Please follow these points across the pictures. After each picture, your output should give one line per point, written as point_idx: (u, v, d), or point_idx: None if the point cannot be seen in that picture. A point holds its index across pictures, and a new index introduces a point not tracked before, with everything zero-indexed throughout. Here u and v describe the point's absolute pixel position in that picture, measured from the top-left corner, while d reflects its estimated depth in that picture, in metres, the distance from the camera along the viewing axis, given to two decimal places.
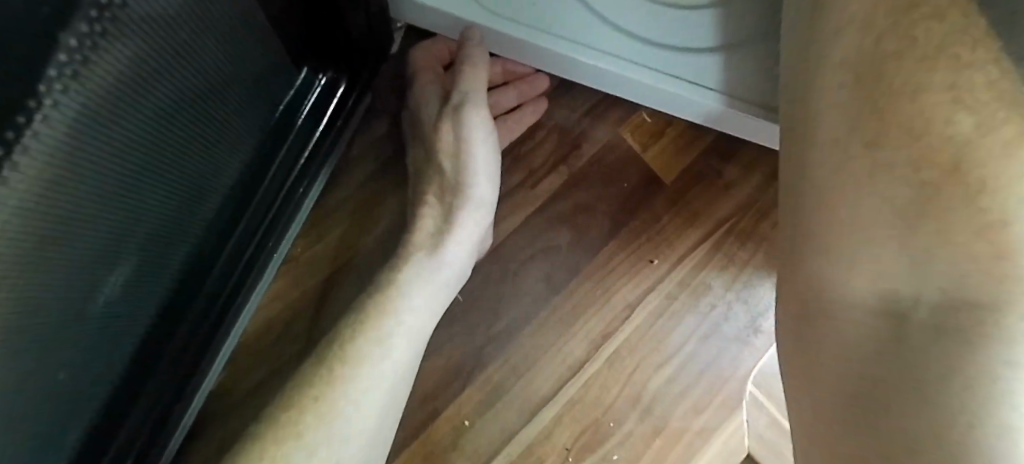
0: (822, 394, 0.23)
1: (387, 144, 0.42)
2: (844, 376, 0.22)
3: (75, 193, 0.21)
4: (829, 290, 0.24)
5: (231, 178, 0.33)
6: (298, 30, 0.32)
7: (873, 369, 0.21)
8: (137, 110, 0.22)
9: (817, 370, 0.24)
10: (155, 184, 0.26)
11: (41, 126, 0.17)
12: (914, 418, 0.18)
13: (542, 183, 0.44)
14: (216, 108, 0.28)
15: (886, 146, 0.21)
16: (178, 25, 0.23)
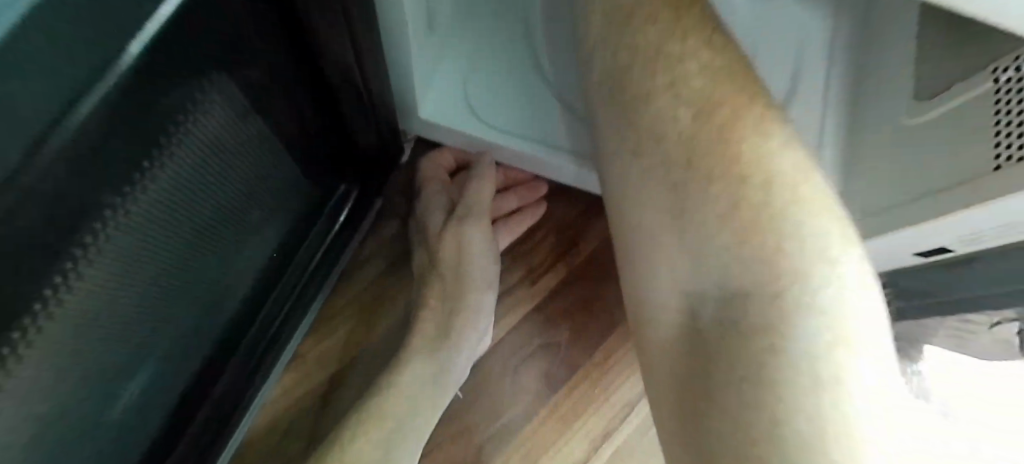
0: (657, 386, 0.25)
1: (396, 245, 0.45)
2: (672, 366, 0.23)
3: (111, 309, 0.23)
4: (644, 297, 0.25)
5: (248, 284, 0.35)
6: (314, 149, 0.35)
7: (697, 360, 0.22)
8: (174, 235, 0.26)
9: (648, 351, 0.26)
10: (185, 294, 0.29)
11: (87, 261, 0.20)
12: (735, 388, 0.19)
13: (540, 281, 0.46)
14: (245, 224, 0.32)
15: (662, 139, 0.20)
16: (213, 160, 0.26)
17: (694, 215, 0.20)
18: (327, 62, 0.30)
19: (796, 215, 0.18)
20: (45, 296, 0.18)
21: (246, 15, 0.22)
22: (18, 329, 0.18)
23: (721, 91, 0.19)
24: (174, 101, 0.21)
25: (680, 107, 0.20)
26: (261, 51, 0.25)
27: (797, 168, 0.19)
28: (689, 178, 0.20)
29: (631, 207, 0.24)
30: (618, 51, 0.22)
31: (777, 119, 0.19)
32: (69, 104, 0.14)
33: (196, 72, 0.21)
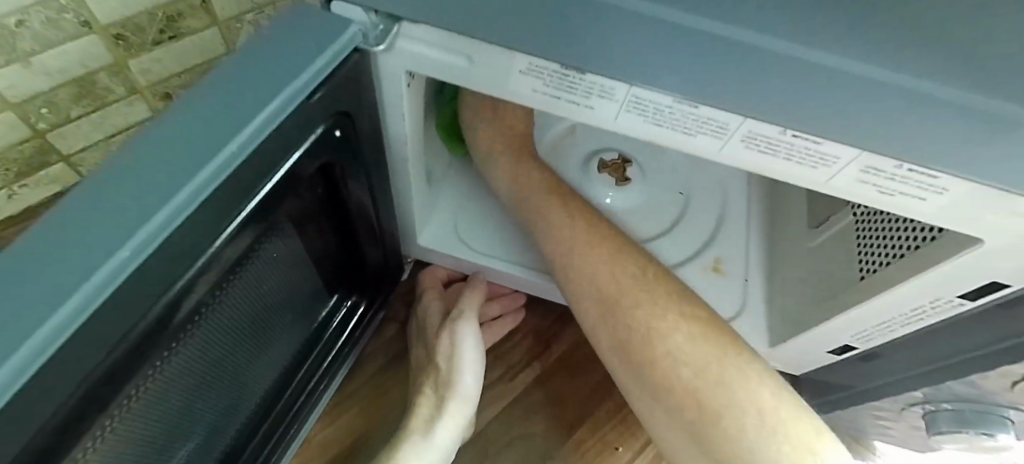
0: None
1: (395, 345, 0.53)
2: None
3: (176, 386, 0.31)
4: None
5: (269, 382, 0.42)
6: (337, 269, 0.45)
7: None
8: (229, 331, 0.34)
9: None
10: (225, 381, 0.37)
11: (177, 347, 0.28)
12: None
13: (518, 377, 0.53)
14: (277, 326, 0.40)
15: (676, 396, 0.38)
16: (266, 277, 0.35)
17: (717, 442, 0.37)
18: (355, 208, 0.40)
19: (774, 434, 0.37)
20: (148, 371, 0.27)
21: (309, 182, 0.33)
22: (129, 394, 0.26)
23: (706, 364, 0.38)
24: (255, 238, 0.30)
25: (685, 368, 0.38)
26: (313, 203, 0.35)
27: (761, 400, 0.38)
28: (705, 422, 0.37)
29: (661, 422, 0.41)
30: (629, 332, 0.40)
31: (741, 371, 0.38)
32: (155, 300, 0.23)
33: (271, 219, 0.31)
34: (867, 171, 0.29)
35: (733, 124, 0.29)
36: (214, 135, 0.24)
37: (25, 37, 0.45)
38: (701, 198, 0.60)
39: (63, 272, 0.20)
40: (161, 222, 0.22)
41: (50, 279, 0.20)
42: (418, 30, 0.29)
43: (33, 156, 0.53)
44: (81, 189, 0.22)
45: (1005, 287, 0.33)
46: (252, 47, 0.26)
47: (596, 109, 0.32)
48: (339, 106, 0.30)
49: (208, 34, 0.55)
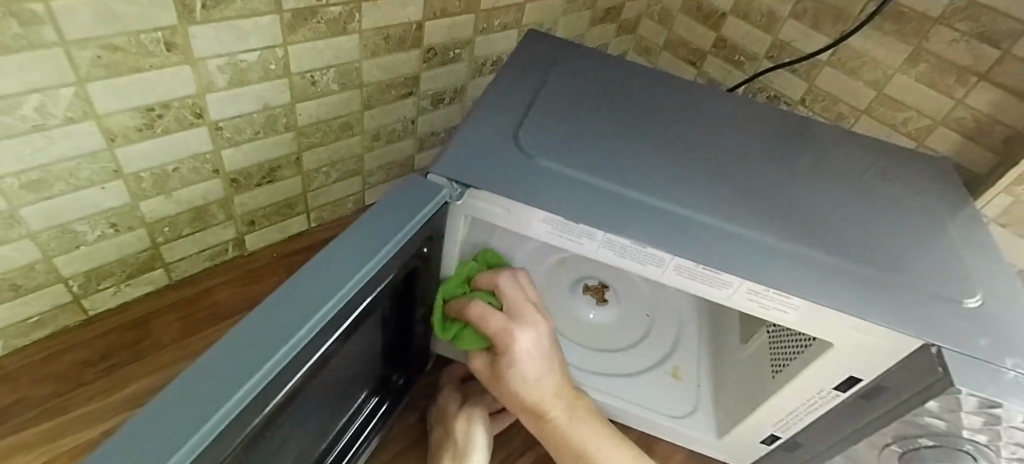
0: None
1: (414, 429, 0.64)
2: None
3: (287, 427, 0.43)
4: None
5: (325, 443, 0.53)
6: (388, 357, 0.59)
7: None
8: (325, 390, 0.47)
9: None
10: (306, 433, 0.48)
11: (304, 391, 0.41)
12: None
13: (516, 461, 0.64)
14: (345, 395, 0.52)
15: None
16: (356, 352, 0.49)
17: None
18: (416, 311, 0.56)
19: None
20: (291, 403, 0.39)
21: (400, 286, 0.49)
22: (278, 417, 0.38)
23: None
24: (364, 317, 0.45)
25: None
26: (395, 302, 0.51)
27: None
28: None
29: None
30: None
31: None
32: (306, 366, 0.36)
33: (373, 305, 0.46)
34: (751, 292, 0.47)
35: (666, 258, 0.48)
36: (368, 251, 0.41)
37: (175, 178, 0.62)
38: (663, 319, 0.77)
39: (289, 321, 0.35)
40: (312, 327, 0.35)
41: (286, 322, 0.35)
42: (484, 194, 0.49)
43: (144, 262, 0.66)
44: (301, 273, 0.38)
45: (859, 380, 0.49)
46: (387, 202, 0.45)
47: (584, 245, 0.50)
48: (429, 236, 0.48)
49: (293, 181, 0.75)
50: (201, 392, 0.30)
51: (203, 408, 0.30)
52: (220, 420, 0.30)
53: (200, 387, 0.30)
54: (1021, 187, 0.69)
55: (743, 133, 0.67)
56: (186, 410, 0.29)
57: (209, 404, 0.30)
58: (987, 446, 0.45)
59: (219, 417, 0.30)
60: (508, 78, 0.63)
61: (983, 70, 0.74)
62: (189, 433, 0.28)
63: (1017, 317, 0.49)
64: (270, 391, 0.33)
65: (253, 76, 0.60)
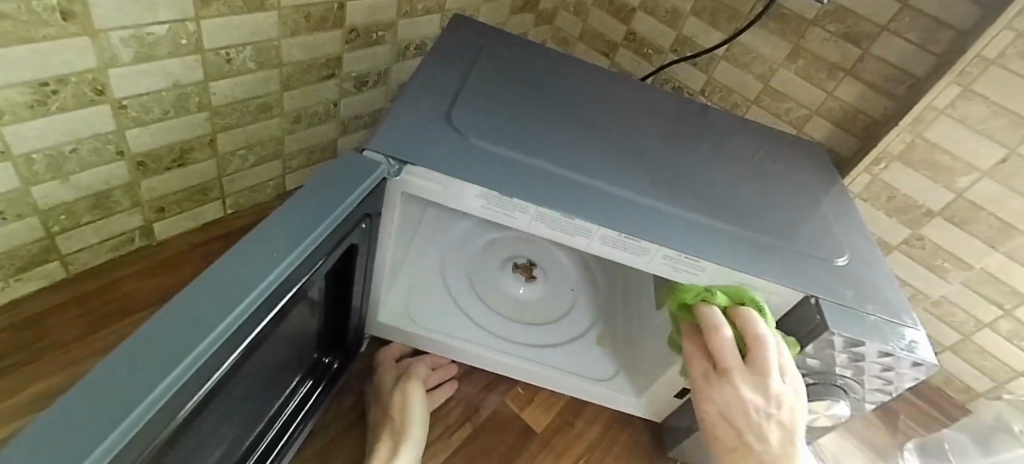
0: None
1: (351, 410, 0.65)
2: None
3: (226, 409, 0.42)
4: None
5: (262, 425, 0.52)
6: (325, 336, 0.59)
7: None
8: (263, 369, 0.46)
9: None
10: (243, 415, 0.47)
11: (244, 367, 0.41)
12: None
13: (454, 434, 0.67)
14: (282, 374, 0.52)
15: None
16: (294, 331, 0.49)
17: None
18: (355, 290, 0.56)
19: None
20: (233, 379, 0.39)
21: (340, 265, 0.50)
22: (220, 395, 0.38)
23: None
24: (305, 295, 0.46)
25: None
26: (335, 279, 0.52)
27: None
28: None
29: None
30: None
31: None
32: (251, 334, 0.36)
33: (315, 282, 0.46)
34: (666, 257, 0.53)
35: (592, 229, 0.52)
36: (309, 223, 0.41)
37: (73, 160, 0.57)
38: (586, 296, 0.82)
39: (232, 290, 0.35)
40: (258, 294, 0.36)
41: (231, 290, 0.35)
42: (422, 171, 0.50)
43: (37, 254, 0.60)
44: (242, 246, 0.38)
45: None
46: (326, 176, 0.45)
47: (518, 219, 0.52)
48: (367, 213, 0.48)
49: (207, 164, 0.71)
50: (145, 359, 0.29)
51: (141, 382, 0.28)
52: (170, 383, 0.29)
53: (138, 362, 0.29)
54: (877, 166, 0.82)
55: (655, 119, 0.73)
56: (131, 375, 0.28)
57: (156, 369, 0.29)
58: (855, 380, 0.53)
59: (169, 381, 0.29)
60: (436, 61, 0.64)
61: (848, 66, 0.86)
62: (129, 406, 0.27)
63: (876, 272, 0.59)
64: (217, 360, 0.33)
65: (161, 51, 0.57)
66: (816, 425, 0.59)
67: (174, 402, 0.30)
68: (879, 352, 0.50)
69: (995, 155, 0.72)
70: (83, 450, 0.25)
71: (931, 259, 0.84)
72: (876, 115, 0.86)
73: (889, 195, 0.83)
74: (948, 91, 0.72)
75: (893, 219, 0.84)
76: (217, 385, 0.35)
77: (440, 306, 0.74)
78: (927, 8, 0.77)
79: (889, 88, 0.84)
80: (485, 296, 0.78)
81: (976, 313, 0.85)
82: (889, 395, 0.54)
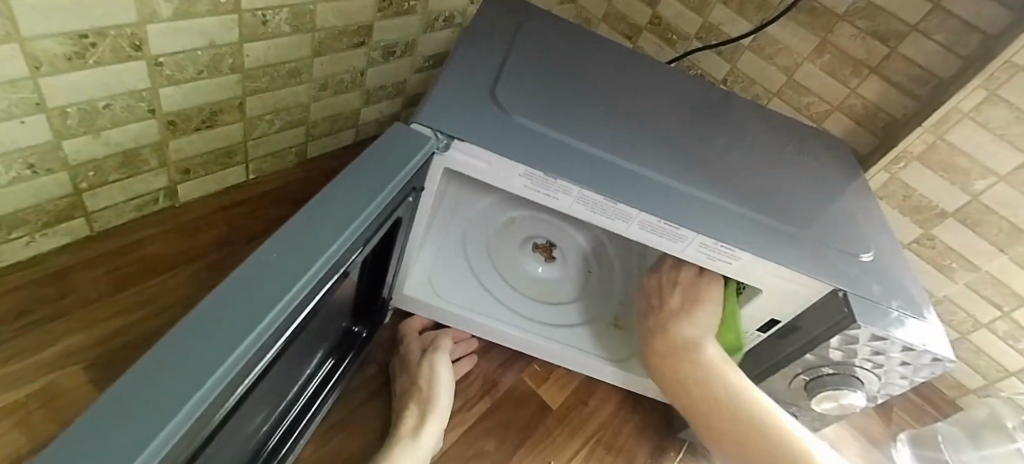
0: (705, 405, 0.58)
1: (376, 380, 0.66)
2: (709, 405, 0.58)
3: (275, 373, 0.43)
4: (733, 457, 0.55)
5: (299, 390, 0.53)
6: (358, 306, 0.59)
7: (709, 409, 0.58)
8: (307, 335, 0.47)
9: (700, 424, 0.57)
10: (285, 380, 0.47)
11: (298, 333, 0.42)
12: None
13: (475, 406, 0.68)
14: (319, 341, 0.52)
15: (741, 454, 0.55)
16: (336, 300, 0.50)
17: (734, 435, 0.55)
18: (390, 262, 0.57)
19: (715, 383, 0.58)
20: (289, 344, 0.39)
21: (385, 237, 0.50)
22: (278, 359, 0.38)
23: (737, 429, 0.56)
24: (353, 264, 0.47)
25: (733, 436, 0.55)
26: (378, 251, 0.52)
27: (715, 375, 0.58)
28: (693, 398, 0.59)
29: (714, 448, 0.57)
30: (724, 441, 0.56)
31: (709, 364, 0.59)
32: (312, 302, 0.37)
33: (363, 253, 0.47)
34: (701, 245, 0.54)
35: (632, 213, 0.53)
36: (365, 196, 0.42)
37: (106, 116, 0.56)
38: (605, 279, 0.83)
39: (298, 259, 0.36)
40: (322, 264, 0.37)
41: (297, 259, 0.36)
42: (470, 148, 0.50)
43: (64, 210, 0.60)
44: (302, 216, 0.39)
45: (778, 322, 0.60)
46: (378, 150, 0.46)
47: (560, 200, 0.53)
48: (414, 186, 0.49)
49: (233, 127, 0.70)
50: (224, 321, 0.30)
51: (221, 343, 0.29)
52: (248, 346, 0.30)
53: (209, 331, 0.30)
54: (896, 165, 0.83)
55: (686, 106, 0.73)
56: (211, 336, 0.29)
57: (235, 331, 0.30)
58: (873, 372, 0.56)
59: (248, 343, 0.30)
60: (475, 36, 0.64)
61: (873, 64, 0.87)
62: (205, 374, 0.27)
63: (899, 270, 0.60)
64: (285, 326, 0.34)
65: (200, 8, 0.55)
66: (829, 414, 0.61)
67: (241, 374, 0.30)
68: (901, 348, 0.52)
69: (1014, 161, 0.74)
70: (167, 414, 0.25)
71: (939, 259, 0.86)
72: (896, 114, 0.87)
73: (905, 195, 0.84)
74: (975, 95, 0.73)
75: (906, 218, 0.86)
76: (275, 354, 0.35)
77: (462, 281, 0.75)
78: (959, 10, 0.77)
79: (912, 88, 0.85)
80: (506, 274, 0.79)
81: (976, 314, 0.87)
82: (904, 387, 0.57)
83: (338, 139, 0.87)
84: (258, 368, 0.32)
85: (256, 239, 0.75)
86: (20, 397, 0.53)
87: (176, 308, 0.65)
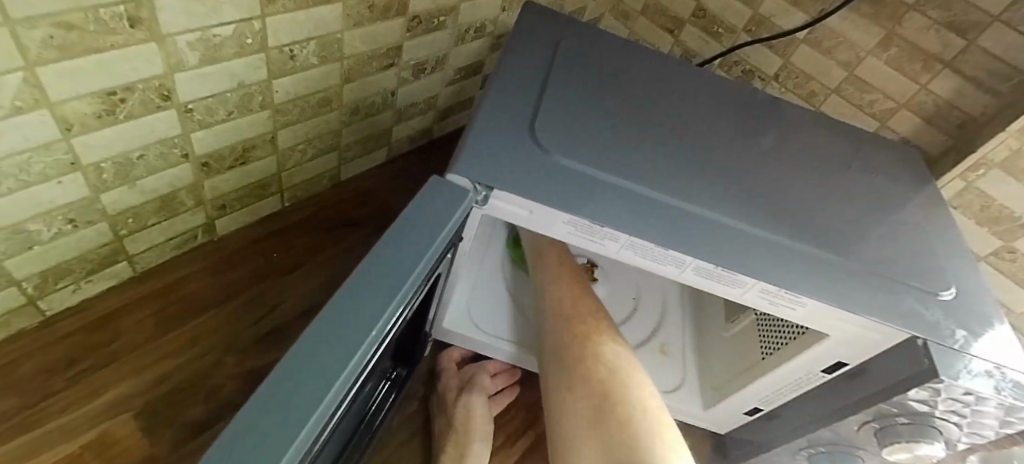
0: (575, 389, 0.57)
1: (416, 417, 0.65)
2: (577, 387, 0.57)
3: (329, 444, 0.42)
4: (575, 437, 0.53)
5: (351, 441, 0.51)
6: (405, 348, 0.58)
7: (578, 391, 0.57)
8: (354, 404, 0.46)
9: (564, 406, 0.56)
10: (339, 441, 0.46)
11: (345, 411, 0.40)
12: None
13: (517, 442, 0.67)
14: (368, 394, 0.51)
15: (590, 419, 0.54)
16: (380, 361, 0.49)
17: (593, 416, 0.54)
18: (430, 306, 0.55)
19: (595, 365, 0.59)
20: (336, 425, 0.38)
21: (422, 297, 0.48)
22: (324, 441, 0.36)
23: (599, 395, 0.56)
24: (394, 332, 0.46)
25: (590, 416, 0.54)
26: (418, 308, 0.50)
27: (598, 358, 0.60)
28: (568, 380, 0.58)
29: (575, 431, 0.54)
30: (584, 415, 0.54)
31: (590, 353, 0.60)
32: (360, 375, 0.34)
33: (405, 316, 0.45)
34: (763, 291, 0.50)
35: (686, 261, 0.49)
36: (416, 253, 0.39)
37: (140, 166, 0.55)
38: (647, 302, 0.82)
39: (355, 326, 0.33)
40: (378, 333, 0.34)
41: (354, 326, 0.33)
42: (509, 196, 0.47)
43: (106, 257, 0.60)
44: (356, 276, 0.36)
45: (845, 364, 0.54)
46: (418, 202, 0.43)
47: (605, 246, 0.50)
48: (453, 241, 0.46)
49: (266, 161, 0.69)
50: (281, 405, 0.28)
51: (279, 433, 0.27)
52: (304, 438, 0.27)
53: (268, 418, 0.27)
54: (975, 173, 0.76)
55: (737, 116, 0.68)
56: (273, 425, 0.27)
57: (291, 420, 0.27)
58: (955, 424, 0.51)
59: (305, 433, 0.27)
60: (510, 61, 0.60)
61: (948, 58, 0.78)
62: None
63: (985, 306, 0.54)
64: (339, 402, 0.31)
65: (227, 52, 0.53)
66: (900, 461, 0.57)
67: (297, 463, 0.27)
68: (993, 403, 0.48)
69: None
70: None
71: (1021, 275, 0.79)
72: (972, 112, 0.79)
73: (983, 204, 0.77)
74: None
75: (984, 229, 0.79)
76: (327, 430, 0.33)
77: (500, 310, 0.72)
78: None
79: (992, 85, 0.76)
80: None
81: None
82: (989, 436, 0.52)
83: (370, 159, 0.85)
84: (307, 453, 0.29)
85: (295, 271, 0.75)
86: (74, 450, 0.54)
87: (218, 349, 0.65)
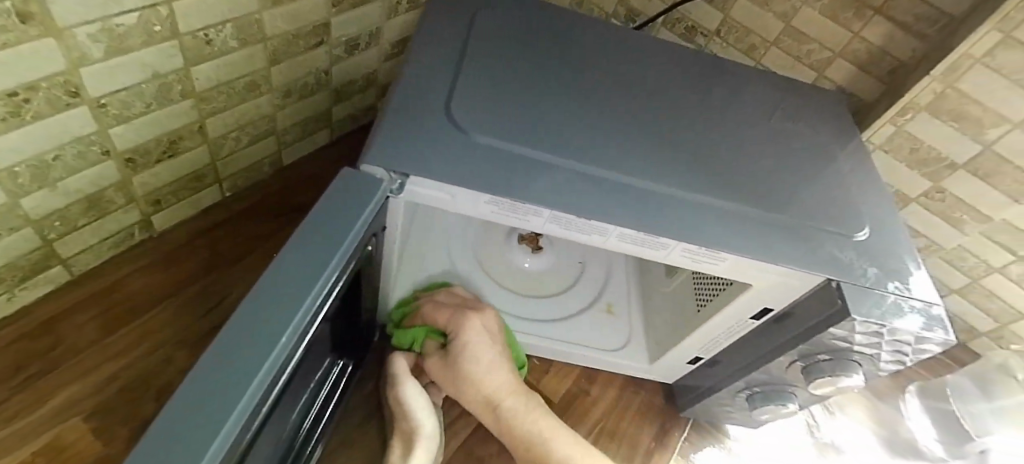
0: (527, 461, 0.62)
1: (370, 398, 0.68)
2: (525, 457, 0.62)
3: (275, 432, 0.43)
4: None
5: (304, 427, 0.53)
6: (346, 337, 0.58)
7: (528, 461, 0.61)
8: (296, 397, 0.48)
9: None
10: (287, 429, 0.47)
11: (283, 404, 0.42)
12: None
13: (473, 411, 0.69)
14: (313, 386, 0.53)
15: None
16: (318, 355, 0.51)
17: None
18: (365, 293, 0.55)
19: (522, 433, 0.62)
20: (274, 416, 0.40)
21: (350, 290, 0.50)
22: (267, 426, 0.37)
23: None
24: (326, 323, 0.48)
25: None
26: (347, 301, 0.52)
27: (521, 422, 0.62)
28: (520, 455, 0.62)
29: None
30: None
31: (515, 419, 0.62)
32: (291, 360, 0.35)
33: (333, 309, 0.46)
34: (685, 251, 0.52)
35: (610, 229, 0.50)
36: (330, 243, 0.39)
37: (58, 167, 0.54)
38: (595, 262, 0.84)
39: (279, 315, 0.33)
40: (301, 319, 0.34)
41: (274, 316, 0.33)
42: (425, 181, 0.47)
43: (37, 262, 0.59)
44: (274, 267, 0.36)
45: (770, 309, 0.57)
46: (330, 194, 0.42)
47: (531, 221, 0.51)
48: (374, 232, 0.47)
49: (197, 151, 0.67)
50: (206, 397, 0.28)
51: (205, 422, 0.27)
52: (234, 424, 0.28)
53: (194, 409, 0.28)
54: (903, 117, 0.77)
55: (668, 77, 0.68)
56: (198, 416, 0.27)
57: (216, 409, 0.28)
58: (872, 357, 0.54)
59: (234, 420, 0.28)
60: (432, 36, 0.59)
61: (878, 4, 0.79)
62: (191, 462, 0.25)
63: (897, 245, 0.57)
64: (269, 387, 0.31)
65: (133, 42, 0.51)
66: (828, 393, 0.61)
67: (228, 450, 0.28)
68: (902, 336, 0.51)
69: None
70: None
71: (950, 212, 0.83)
72: (903, 58, 0.80)
73: (912, 147, 0.80)
74: (988, 39, 0.66)
75: (915, 171, 0.82)
76: (263, 416, 0.33)
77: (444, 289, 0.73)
78: None
79: (919, 29, 0.77)
80: (489, 272, 0.78)
81: (988, 259, 0.84)
82: (906, 364, 0.56)
83: (311, 141, 0.84)
84: (242, 439, 0.30)
85: (242, 260, 0.74)
86: (27, 456, 0.55)
87: (168, 345, 0.65)
